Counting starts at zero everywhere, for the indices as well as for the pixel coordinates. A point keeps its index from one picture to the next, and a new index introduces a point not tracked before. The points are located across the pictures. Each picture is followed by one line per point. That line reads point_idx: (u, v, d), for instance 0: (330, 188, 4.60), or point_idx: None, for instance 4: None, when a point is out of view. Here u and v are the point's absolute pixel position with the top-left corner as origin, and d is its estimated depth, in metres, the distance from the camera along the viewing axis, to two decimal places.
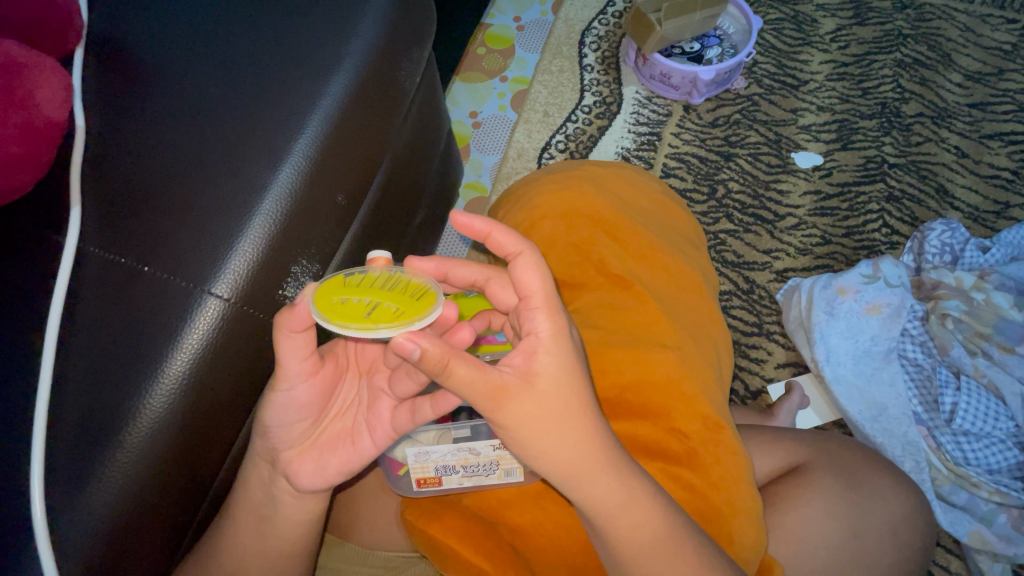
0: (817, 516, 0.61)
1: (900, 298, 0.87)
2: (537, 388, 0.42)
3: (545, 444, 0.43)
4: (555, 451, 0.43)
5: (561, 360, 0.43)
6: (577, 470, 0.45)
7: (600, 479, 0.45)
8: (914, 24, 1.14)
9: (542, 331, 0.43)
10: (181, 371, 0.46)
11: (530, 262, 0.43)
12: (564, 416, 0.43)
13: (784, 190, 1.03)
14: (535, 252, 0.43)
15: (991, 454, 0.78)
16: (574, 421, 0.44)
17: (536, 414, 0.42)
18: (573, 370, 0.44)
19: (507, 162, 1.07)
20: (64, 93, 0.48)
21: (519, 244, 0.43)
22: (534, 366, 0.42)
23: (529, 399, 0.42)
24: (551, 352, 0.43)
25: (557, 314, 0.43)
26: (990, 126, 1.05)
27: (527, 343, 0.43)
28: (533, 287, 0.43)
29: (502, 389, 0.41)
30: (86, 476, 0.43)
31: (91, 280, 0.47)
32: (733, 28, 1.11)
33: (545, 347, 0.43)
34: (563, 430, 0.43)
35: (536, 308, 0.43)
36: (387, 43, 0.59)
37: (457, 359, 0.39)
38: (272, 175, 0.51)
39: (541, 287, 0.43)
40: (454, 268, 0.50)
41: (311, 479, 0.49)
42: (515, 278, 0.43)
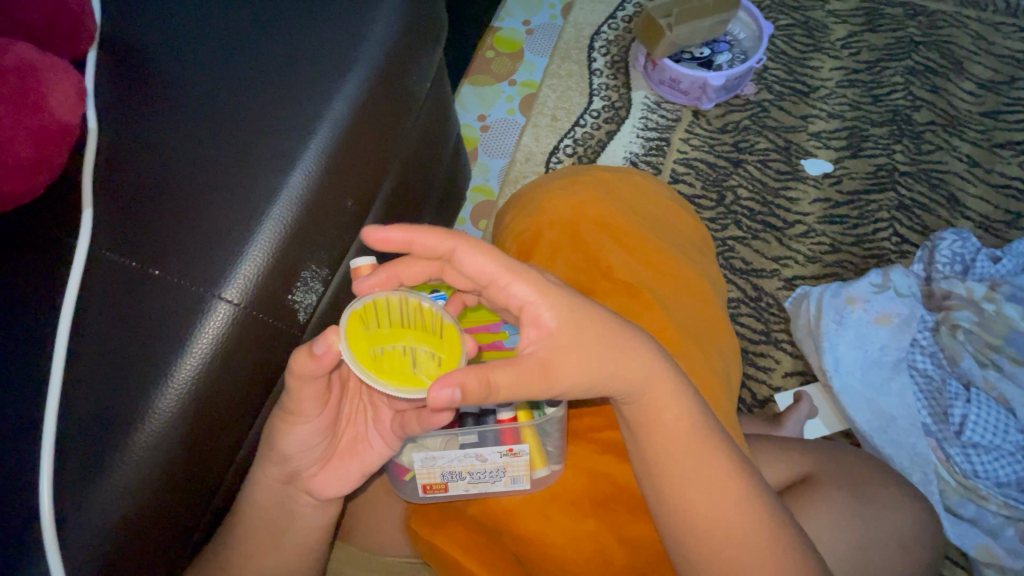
0: (826, 530, 0.61)
1: (910, 308, 0.86)
2: (571, 349, 0.43)
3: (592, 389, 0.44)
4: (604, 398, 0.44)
5: (563, 311, 0.43)
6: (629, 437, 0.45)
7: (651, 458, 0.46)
8: (926, 31, 1.13)
9: (532, 294, 0.43)
10: (190, 376, 0.46)
11: (466, 250, 0.43)
12: (610, 380, 0.45)
13: (793, 198, 1.02)
14: (466, 237, 0.44)
15: (1001, 466, 0.77)
16: (604, 357, 0.44)
17: (579, 368, 0.43)
18: (579, 318, 0.44)
19: (515, 165, 1.07)
20: (77, 97, 0.48)
21: (447, 242, 0.44)
22: (546, 328, 0.42)
23: (573, 363, 0.42)
24: (549, 306, 0.43)
25: (527, 273, 0.43)
26: (1002, 135, 1.04)
27: (528, 312, 0.43)
28: (488, 267, 0.43)
29: (542, 364, 0.41)
30: (94, 479, 0.43)
31: (103, 284, 0.47)
32: (743, 33, 1.10)
33: (541, 303, 0.43)
34: (602, 371, 0.44)
35: (510, 278, 0.43)
36: (398, 48, 0.59)
37: (489, 368, 0.39)
38: (282, 180, 0.51)
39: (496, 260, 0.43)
40: (403, 268, 0.47)
41: (328, 487, 0.51)
42: (465, 268, 0.44)
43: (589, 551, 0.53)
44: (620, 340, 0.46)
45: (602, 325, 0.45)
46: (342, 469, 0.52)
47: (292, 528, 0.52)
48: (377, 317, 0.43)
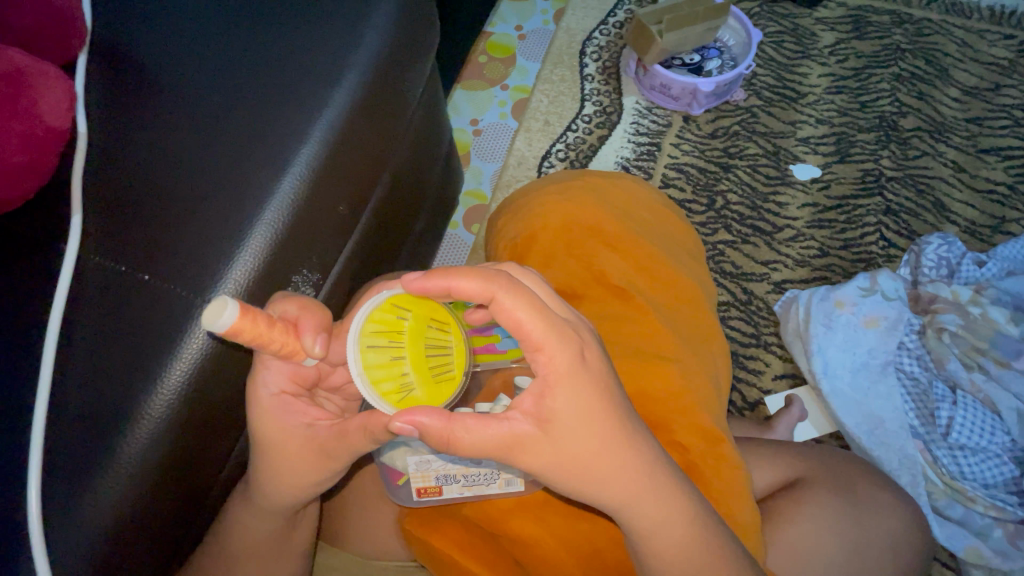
0: (816, 531, 0.61)
1: (897, 312, 0.87)
2: (558, 435, 0.41)
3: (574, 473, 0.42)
4: (591, 476, 0.43)
5: (577, 399, 0.41)
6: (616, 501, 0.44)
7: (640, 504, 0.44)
8: (912, 38, 1.15)
9: (556, 372, 0.41)
10: (180, 381, 0.46)
11: (507, 301, 0.39)
12: (597, 466, 0.43)
13: (782, 202, 1.03)
14: (507, 279, 0.39)
15: (986, 468, 0.78)
16: (603, 443, 0.42)
17: (561, 452, 0.42)
18: (586, 408, 0.42)
19: (507, 170, 1.07)
20: (68, 102, 0.48)
21: (487, 287, 0.39)
22: (547, 412, 0.41)
23: (549, 445, 0.41)
24: (566, 391, 0.41)
25: (563, 338, 0.41)
26: (986, 140, 1.06)
27: (540, 386, 0.41)
28: (524, 322, 0.39)
29: (517, 437, 0.40)
30: (83, 484, 0.43)
31: (93, 288, 0.47)
32: (733, 40, 1.12)
33: (555, 384, 0.41)
34: (594, 457, 0.42)
35: (540, 347, 0.40)
36: (389, 54, 0.59)
37: (463, 418, 0.39)
38: (273, 185, 0.51)
39: (539, 323, 0.40)
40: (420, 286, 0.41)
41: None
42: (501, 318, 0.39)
43: (582, 549, 0.54)
44: (618, 430, 0.43)
45: (611, 414, 0.43)
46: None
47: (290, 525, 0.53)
48: (393, 372, 0.40)
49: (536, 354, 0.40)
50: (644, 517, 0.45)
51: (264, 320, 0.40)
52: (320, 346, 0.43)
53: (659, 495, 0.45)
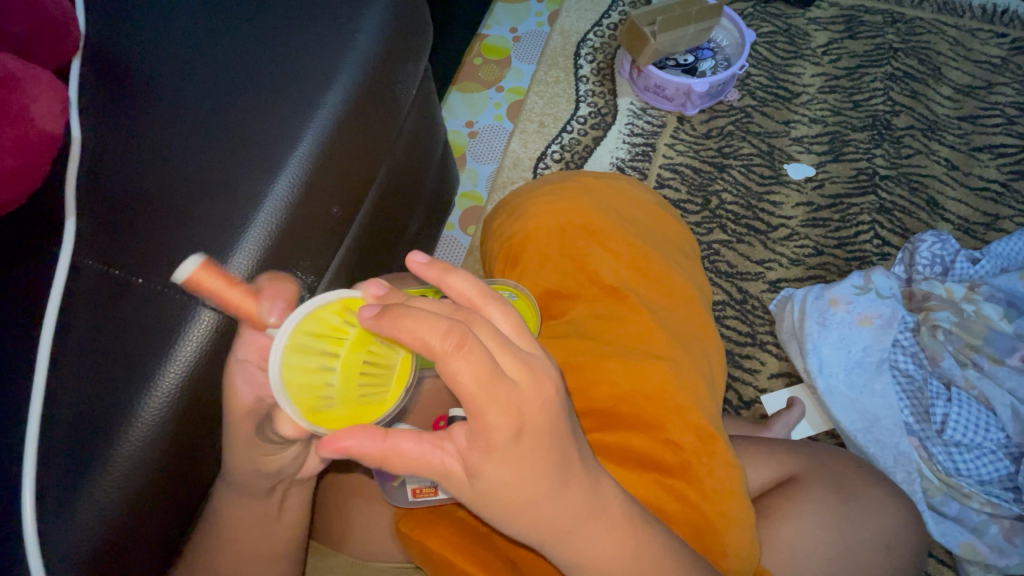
0: (811, 529, 0.62)
1: (891, 309, 0.88)
2: (484, 488, 0.39)
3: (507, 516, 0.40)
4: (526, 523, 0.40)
5: (511, 466, 0.38)
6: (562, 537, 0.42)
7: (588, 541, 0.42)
8: (904, 38, 1.16)
9: (494, 439, 0.37)
10: (174, 384, 0.46)
11: (453, 360, 0.34)
12: (536, 518, 0.40)
13: (776, 202, 1.04)
14: (460, 340, 0.34)
15: (981, 465, 0.78)
16: (544, 497, 0.40)
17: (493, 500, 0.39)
18: (523, 472, 0.38)
19: (503, 171, 1.07)
20: (60, 106, 0.49)
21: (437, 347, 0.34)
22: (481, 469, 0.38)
23: (473, 495, 0.39)
24: (503, 455, 0.37)
25: (507, 409, 0.36)
26: (979, 138, 1.07)
27: (475, 444, 0.37)
28: (465, 388, 0.35)
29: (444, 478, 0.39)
30: (77, 487, 0.43)
31: (87, 292, 0.47)
32: (726, 40, 1.12)
33: (491, 449, 0.37)
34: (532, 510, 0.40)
35: (478, 414, 0.36)
36: (382, 57, 0.59)
37: (399, 440, 0.38)
38: (267, 188, 0.51)
39: (482, 390, 0.35)
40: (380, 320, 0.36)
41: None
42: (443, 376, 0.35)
43: None
44: (557, 489, 0.40)
45: (550, 476, 0.39)
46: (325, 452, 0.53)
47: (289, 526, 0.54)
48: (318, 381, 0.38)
49: (472, 418, 0.36)
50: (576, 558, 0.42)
51: (230, 280, 0.38)
52: (275, 316, 0.40)
53: (598, 538, 0.42)
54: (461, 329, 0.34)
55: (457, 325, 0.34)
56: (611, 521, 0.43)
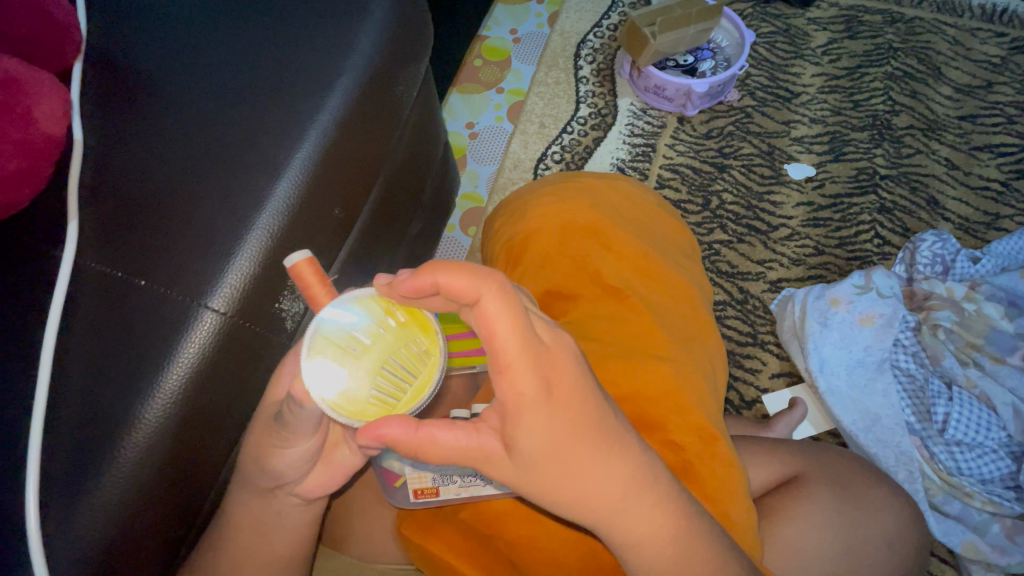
0: (813, 529, 0.62)
1: (893, 309, 0.88)
2: (522, 455, 0.40)
3: (547, 490, 0.41)
4: (567, 496, 0.41)
5: (545, 428, 0.40)
6: (606, 512, 0.42)
7: (625, 515, 0.43)
8: (904, 38, 1.16)
9: (523, 397, 0.39)
10: (177, 386, 0.46)
11: (487, 306, 0.37)
12: (575, 488, 0.41)
13: (777, 202, 1.04)
14: (495, 287, 0.37)
15: (983, 464, 0.78)
16: (579, 464, 0.41)
17: (529, 471, 0.41)
18: (556, 435, 0.40)
19: (503, 172, 1.08)
20: (64, 109, 0.48)
21: (474, 289, 0.37)
22: (516, 434, 0.40)
23: (512, 463, 0.41)
24: (535, 416, 0.39)
25: (535, 364, 0.38)
26: (979, 138, 1.07)
27: (507, 407, 0.39)
28: (499, 338, 0.37)
29: (482, 451, 0.41)
30: (80, 489, 0.43)
31: (89, 295, 0.48)
32: (726, 41, 1.12)
33: (522, 412, 0.39)
34: (570, 477, 0.41)
35: (507, 369, 0.38)
36: (383, 59, 0.60)
37: (432, 429, 0.40)
38: (269, 190, 0.51)
39: (513, 341, 0.38)
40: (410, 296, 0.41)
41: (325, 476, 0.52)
42: (478, 327, 0.38)
43: (579, 551, 0.54)
44: (596, 454, 0.41)
45: (586, 442, 0.41)
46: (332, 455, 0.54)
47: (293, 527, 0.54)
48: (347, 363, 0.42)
49: (502, 377, 0.39)
50: (624, 533, 0.43)
51: (321, 278, 0.41)
52: None
53: (643, 513, 0.43)
54: (498, 274, 0.38)
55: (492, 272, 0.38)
56: (653, 500, 0.43)
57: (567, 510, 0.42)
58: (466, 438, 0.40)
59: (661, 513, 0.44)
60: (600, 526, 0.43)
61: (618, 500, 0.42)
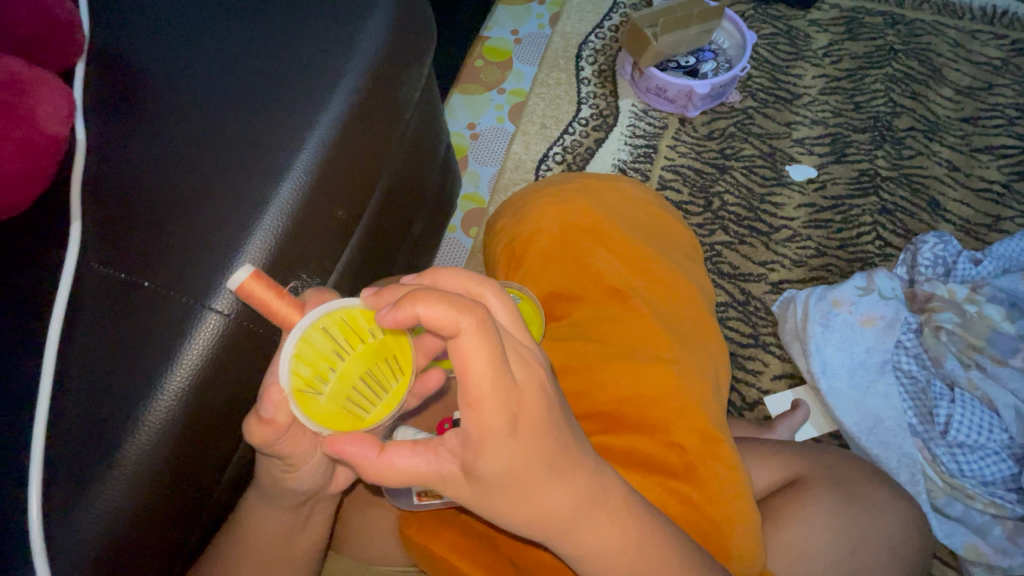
0: (816, 532, 0.61)
1: (894, 311, 0.88)
2: (482, 482, 0.39)
3: (504, 512, 0.41)
4: (524, 518, 0.41)
5: (508, 459, 0.38)
6: (561, 532, 0.42)
7: (586, 534, 0.43)
8: (905, 39, 1.16)
9: (488, 431, 0.37)
10: (180, 388, 0.46)
11: (464, 342, 0.35)
12: (533, 511, 0.41)
13: (778, 203, 1.04)
14: (473, 321, 0.35)
15: (985, 466, 0.78)
16: (539, 489, 0.41)
17: (488, 495, 0.40)
18: (518, 465, 0.39)
19: (505, 173, 1.08)
20: (66, 109, 0.48)
21: (454, 322, 0.35)
22: (477, 463, 0.39)
23: (469, 487, 0.40)
24: (499, 448, 0.38)
25: (504, 398, 0.37)
26: (980, 139, 1.07)
27: (470, 437, 0.38)
28: (471, 371, 0.36)
29: (440, 476, 0.40)
30: (82, 492, 0.43)
31: (92, 296, 0.47)
32: (727, 42, 1.12)
33: (485, 443, 0.38)
34: (527, 502, 0.41)
35: (476, 402, 0.37)
36: (386, 59, 0.59)
37: (395, 457, 0.39)
38: (272, 191, 0.51)
39: (486, 378, 0.36)
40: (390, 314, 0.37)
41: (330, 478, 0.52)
42: (451, 358, 0.36)
43: None
44: (553, 479, 0.41)
45: (543, 470, 0.40)
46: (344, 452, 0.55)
47: (297, 527, 0.54)
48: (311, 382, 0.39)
49: (469, 409, 0.37)
50: (576, 547, 0.43)
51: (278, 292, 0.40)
52: None
53: (601, 528, 0.43)
54: (480, 309, 0.36)
55: (472, 303, 0.36)
56: (609, 515, 0.43)
57: (523, 528, 0.42)
58: (425, 462, 0.39)
59: (622, 525, 0.44)
60: (551, 540, 0.43)
61: (572, 519, 0.42)
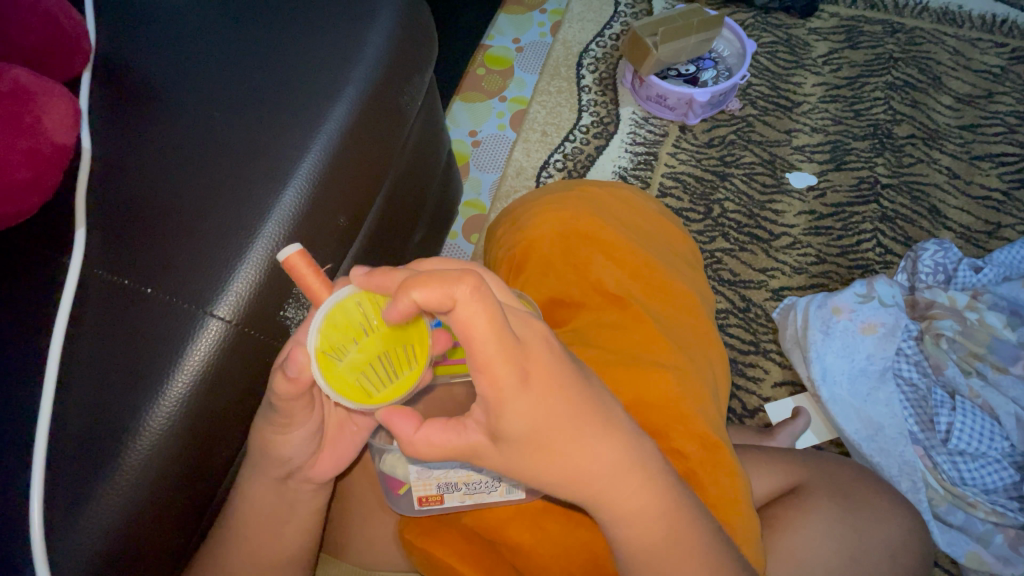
0: (818, 539, 0.61)
1: (895, 317, 0.88)
2: (508, 442, 0.40)
3: (537, 475, 0.42)
4: (558, 478, 0.42)
5: (528, 415, 0.39)
6: (598, 490, 0.43)
7: (620, 493, 0.43)
8: (904, 48, 1.17)
9: (504, 392, 0.38)
10: (181, 393, 0.46)
11: (462, 314, 0.34)
12: (563, 471, 0.42)
13: (778, 210, 1.04)
14: (469, 289, 0.34)
15: (986, 474, 0.78)
16: (565, 446, 0.41)
17: (518, 459, 0.41)
18: (540, 422, 0.40)
19: (506, 180, 1.08)
20: (72, 118, 0.49)
21: (449, 295, 0.34)
22: (500, 426, 0.39)
23: (498, 450, 0.41)
24: (517, 406, 0.39)
25: (513, 358, 0.37)
26: (980, 147, 1.07)
27: (489, 402, 0.39)
28: (479, 338, 0.35)
29: (474, 446, 0.41)
30: (84, 497, 0.43)
31: (95, 303, 0.48)
32: (727, 51, 1.13)
33: (503, 405, 0.38)
34: (556, 461, 0.42)
35: (485, 367, 0.37)
36: (388, 69, 0.60)
37: (430, 430, 0.41)
38: (275, 200, 0.52)
39: (492, 342, 0.36)
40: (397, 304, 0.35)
41: (323, 460, 0.54)
42: (455, 330, 0.35)
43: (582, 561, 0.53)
44: (576, 432, 0.41)
45: (566, 422, 0.41)
46: (338, 445, 0.55)
47: (297, 531, 0.55)
48: (342, 338, 0.38)
49: (481, 374, 0.37)
50: (617, 506, 0.44)
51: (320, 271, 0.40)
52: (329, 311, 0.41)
53: (632, 488, 0.44)
54: (473, 276, 0.34)
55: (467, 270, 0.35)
56: (638, 476, 0.44)
57: (559, 491, 0.43)
58: (456, 434, 0.41)
59: (653, 487, 0.44)
60: (590, 499, 0.44)
61: (605, 472, 0.43)
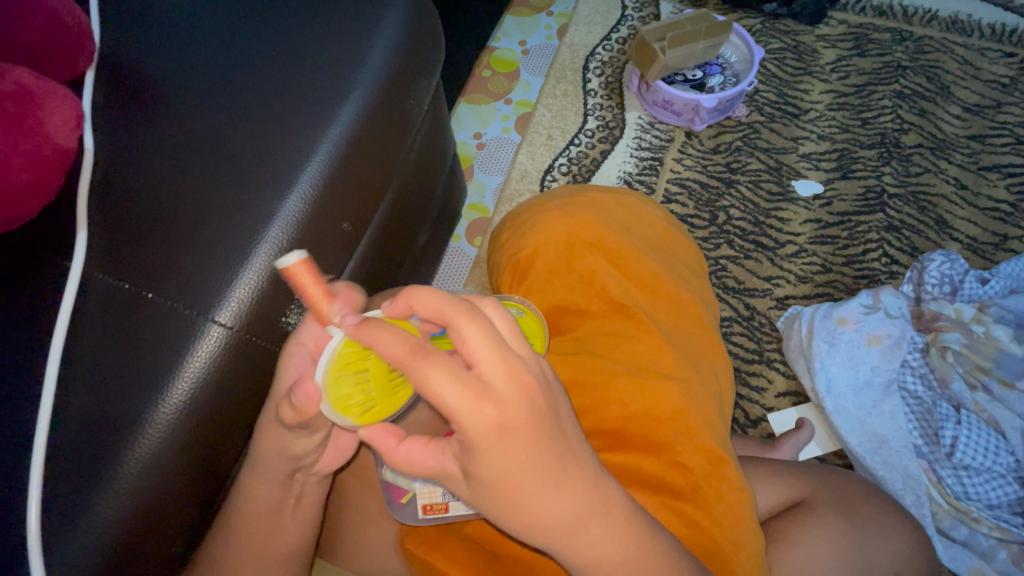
0: (821, 554, 0.60)
1: (900, 329, 0.87)
2: (479, 481, 0.39)
3: (503, 516, 0.40)
4: (525, 523, 0.39)
5: (495, 465, 0.38)
6: (565, 532, 0.40)
7: (586, 532, 0.41)
8: (913, 56, 1.16)
9: (473, 441, 0.37)
10: (180, 400, 0.46)
11: (426, 374, 0.35)
12: (528, 517, 0.39)
13: (784, 218, 1.03)
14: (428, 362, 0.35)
15: (990, 489, 0.78)
16: (534, 493, 0.39)
17: (488, 497, 0.39)
18: (509, 471, 0.38)
19: (510, 183, 1.07)
20: (75, 119, 0.48)
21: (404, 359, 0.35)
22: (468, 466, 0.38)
23: (470, 486, 0.40)
24: (485, 454, 0.37)
25: (482, 412, 0.36)
26: (988, 158, 1.06)
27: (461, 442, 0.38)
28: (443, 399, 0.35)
29: (444, 472, 0.40)
30: (80, 508, 0.43)
31: (96, 307, 0.47)
32: (735, 56, 1.12)
33: (473, 449, 0.37)
34: (524, 504, 0.39)
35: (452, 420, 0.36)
36: (395, 73, 0.59)
37: (410, 447, 0.41)
38: (278, 204, 0.51)
39: (453, 399, 0.35)
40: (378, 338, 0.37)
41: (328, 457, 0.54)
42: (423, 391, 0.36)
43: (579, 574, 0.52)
44: (543, 489, 0.39)
45: (533, 477, 0.38)
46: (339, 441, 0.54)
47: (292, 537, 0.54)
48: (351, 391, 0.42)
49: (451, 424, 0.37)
50: (575, 555, 0.41)
51: (317, 278, 0.40)
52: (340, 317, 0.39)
53: (591, 536, 0.41)
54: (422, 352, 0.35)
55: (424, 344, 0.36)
56: (608, 522, 0.41)
57: (528, 535, 0.41)
58: (433, 456, 0.40)
59: (615, 540, 0.42)
60: (550, 547, 0.41)
61: (569, 519, 0.40)
